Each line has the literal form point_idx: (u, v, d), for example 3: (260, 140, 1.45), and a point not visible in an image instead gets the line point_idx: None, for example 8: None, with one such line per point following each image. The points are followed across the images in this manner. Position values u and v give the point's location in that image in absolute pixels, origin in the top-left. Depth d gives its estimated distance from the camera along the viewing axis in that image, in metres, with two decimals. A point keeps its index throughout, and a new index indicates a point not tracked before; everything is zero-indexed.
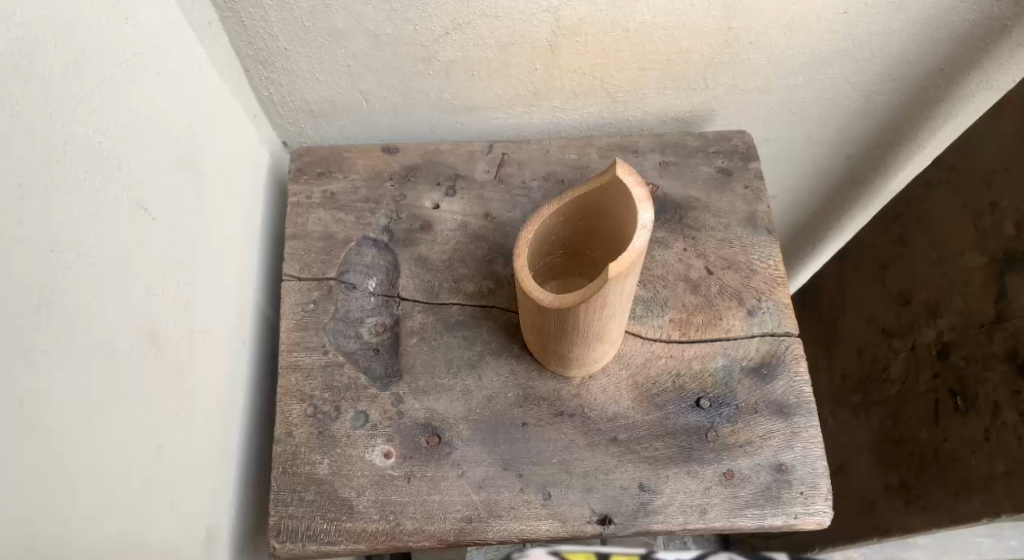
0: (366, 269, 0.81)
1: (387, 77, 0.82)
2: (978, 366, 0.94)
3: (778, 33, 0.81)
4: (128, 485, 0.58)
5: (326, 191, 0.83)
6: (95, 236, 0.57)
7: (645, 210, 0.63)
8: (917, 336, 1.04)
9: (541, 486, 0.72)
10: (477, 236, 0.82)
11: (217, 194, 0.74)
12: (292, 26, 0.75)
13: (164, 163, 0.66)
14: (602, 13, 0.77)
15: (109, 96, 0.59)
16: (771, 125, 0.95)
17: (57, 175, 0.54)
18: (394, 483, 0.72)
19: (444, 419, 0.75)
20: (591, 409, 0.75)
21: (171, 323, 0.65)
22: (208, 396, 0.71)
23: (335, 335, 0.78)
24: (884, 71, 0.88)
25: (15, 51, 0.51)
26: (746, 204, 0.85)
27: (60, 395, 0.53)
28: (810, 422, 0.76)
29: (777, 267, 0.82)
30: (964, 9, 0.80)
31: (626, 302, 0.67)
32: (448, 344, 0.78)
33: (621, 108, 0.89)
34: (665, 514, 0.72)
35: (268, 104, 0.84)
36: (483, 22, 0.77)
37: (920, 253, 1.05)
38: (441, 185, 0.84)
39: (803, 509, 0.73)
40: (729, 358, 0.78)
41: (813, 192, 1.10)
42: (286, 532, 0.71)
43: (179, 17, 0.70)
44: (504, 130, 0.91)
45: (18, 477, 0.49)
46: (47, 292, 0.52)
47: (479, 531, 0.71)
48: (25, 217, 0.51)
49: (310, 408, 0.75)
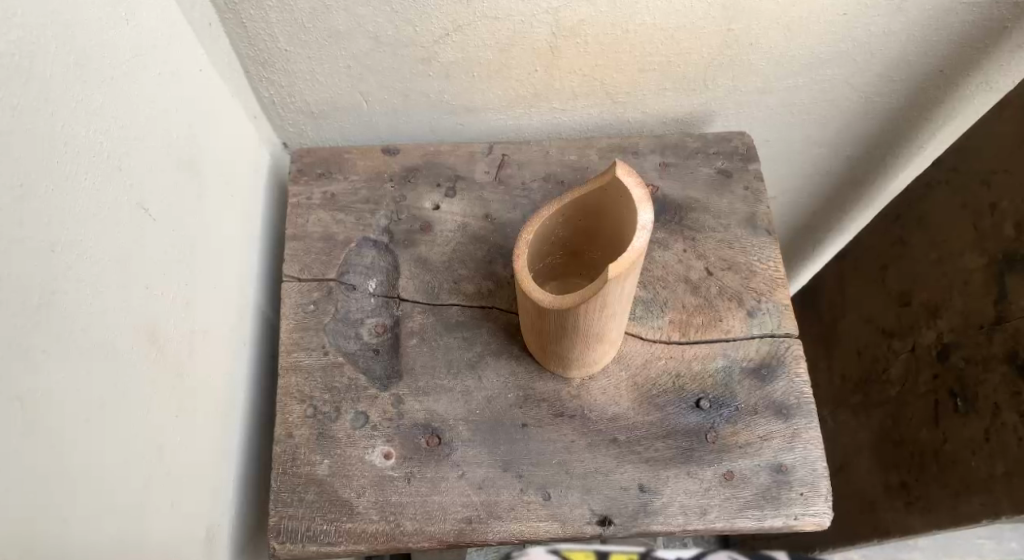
0: (366, 270, 0.81)
1: (387, 78, 0.82)
2: (978, 367, 0.94)
3: (778, 34, 0.81)
4: (129, 485, 0.58)
5: (326, 192, 0.84)
6: (95, 236, 0.57)
7: (644, 210, 0.63)
8: (917, 336, 1.04)
9: (541, 486, 0.73)
10: (477, 237, 0.82)
11: (217, 195, 0.75)
12: (293, 27, 0.76)
13: (164, 163, 0.66)
14: (603, 14, 0.77)
15: (110, 97, 0.60)
16: (771, 127, 0.95)
17: (57, 175, 0.54)
18: (394, 484, 0.72)
19: (444, 420, 0.75)
20: (591, 409, 0.75)
21: (172, 322, 0.65)
22: (207, 396, 0.71)
23: (335, 335, 0.78)
24: (883, 73, 0.88)
25: (15, 51, 0.51)
26: (746, 205, 0.85)
27: (61, 394, 0.53)
28: (810, 423, 0.76)
29: (777, 268, 0.82)
30: (963, 10, 0.80)
31: (626, 302, 0.67)
32: (448, 345, 0.78)
33: (621, 109, 0.89)
34: (666, 515, 0.72)
35: (268, 105, 0.84)
36: (482, 23, 0.77)
37: (920, 254, 1.05)
38: (441, 185, 0.84)
39: (803, 510, 0.73)
40: (729, 358, 0.78)
41: (814, 192, 1.10)
42: (287, 532, 0.71)
43: (180, 18, 0.70)
44: (505, 130, 0.91)
45: (19, 476, 0.49)
46: (47, 293, 0.52)
47: (479, 531, 0.71)
48: (25, 217, 0.51)
49: (310, 408, 0.75)
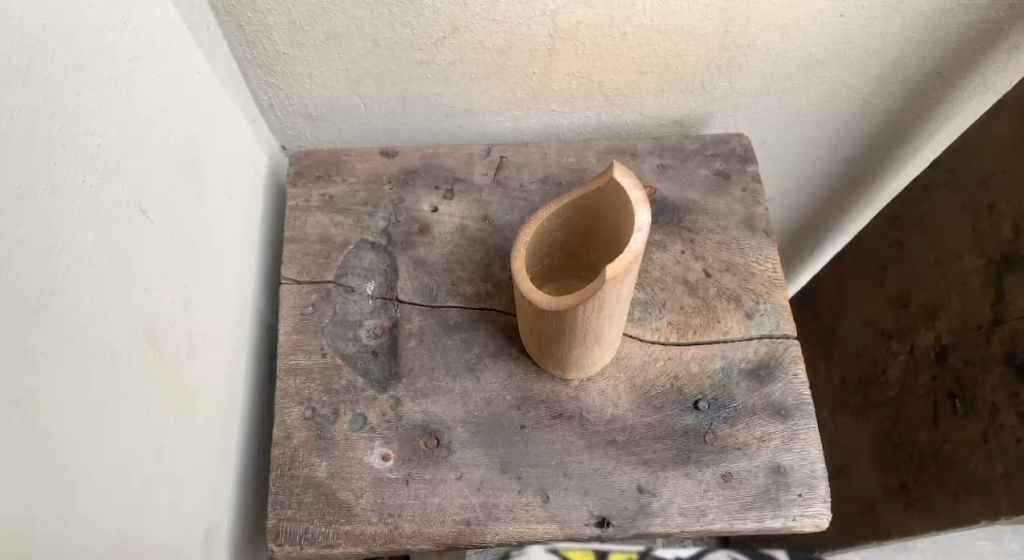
0: (365, 271, 0.81)
1: (385, 81, 0.83)
2: (976, 367, 0.94)
3: (775, 36, 0.81)
4: (127, 487, 0.58)
5: (325, 194, 0.84)
6: (93, 238, 0.57)
7: (642, 211, 0.63)
8: (916, 337, 1.04)
9: (539, 488, 0.73)
10: (475, 239, 0.82)
11: (216, 196, 0.75)
12: (292, 30, 0.76)
13: (163, 164, 0.66)
14: (601, 16, 0.77)
15: (109, 99, 0.60)
16: (769, 128, 0.95)
17: (56, 177, 0.54)
18: (393, 486, 0.72)
19: (443, 422, 0.75)
20: (590, 410, 0.75)
21: (170, 323, 0.65)
22: (207, 398, 0.71)
23: (334, 337, 0.78)
24: (881, 74, 0.88)
25: (15, 54, 0.51)
26: (744, 206, 0.85)
27: (60, 394, 0.53)
28: (808, 423, 0.76)
29: (775, 268, 0.82)
30: (960, 12, 0.80)
31: (624, 303, 0.68)
32: (447, 347, 0.78)
33: (619, 111, 0.89)
34: (664, 516, 0.72)
35: (267, 107, 0.85)
36: (481, 25, 0.77)
37: (919, 255, 1.05)
38: (440, 187, 0.85)
39: (802, 511, 0.73)
40: (727, 359, 0.78)
41: (813, 193, 1.10)
42: (285, 533, 0.71)
43: (178, 20, 0.70)
44: (503, 132, 0.91)
45: (18, 477, 0.49)
46: (46, 294, 0.52)
47: (477, 533, 0.71)
48: (24, 218, 0.51)
49: (309, 410, 0.75)
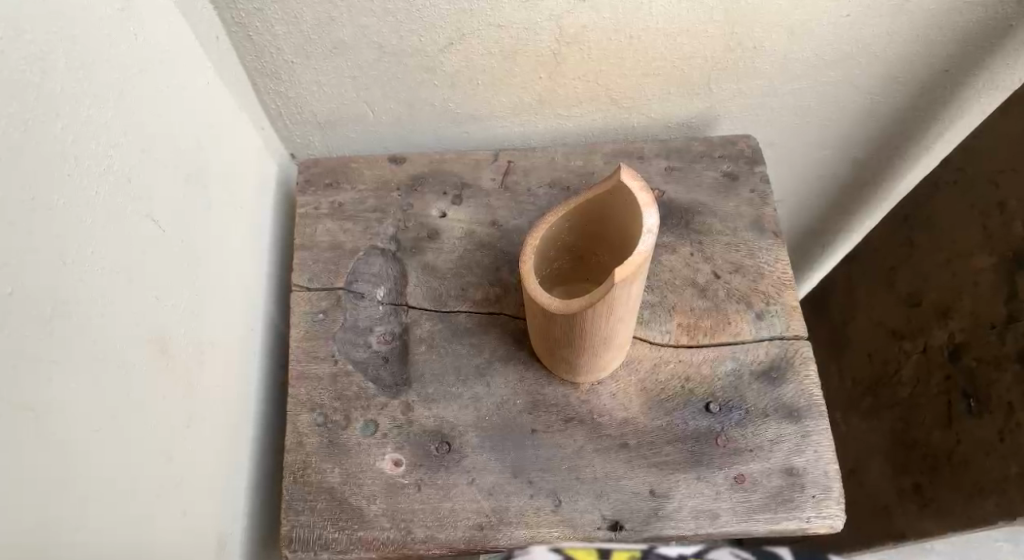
0: (374, 278, 0.81)
1: (392, 88, 0.83)
2: (989, 366, 0.93)
3: (780, 37, 0.81)
4: (138, 494, 0.58)
5: (334, 202, 0.84)
6: (104, 249, 0.57)
7: (650, 214, 0.63)
8: (928, 337, 1.05)
9: (551, 492, 0.72)
10: (483, 244, 0.83)
11: (224, 207, 0.75)
12: (299, 39, 0.76)
13: (171, 176, 0.66)
14: (605, 20, 0.78)
15: (116, 112, 0.60)
16: (776, 129, 0.94)
17: (66, 191, 0.54)
18: (405, 491, 0.72)
19: (454, 427, 0.75)
20: (600, 415, 0.75)
21: (181, 331, 0.66)
22: (218, 406, 0.71)
23: (343, 343, 0.78)
24: (886, 73, 0.87)
25: (28, 68, 0.52)
26: (753, 208, 0.85)
27: (68, 402, 0.53)
28: (820, 424, 0.75)
29: (785, 270, 0.81)
30: (968, 9, 0.80)
31: (632, 307, 0.68)
32: (456, 352, 0.78)
33: (625, 115, 0.89)
34: (678, 519, 0.72)
35: (274, 117, 0.85)
36: (486, 31, 0.77)
37: (932, 256, 1.06)
38: (447, 193, 0.85)
39: (815, 513, 0.72)
40: (738, 361, 0.77)
41: (819, 197, 1.08)
42: (299, 540, 0.71)
43: (186, 32, 0.71)
44: (509, 137, 0.91)
45: (24, 481, 0.49)
46: (59, 303, 0.53)
47: (490, 538, 0.71)
48: (34, 228, 0.51)
49: (319, 417, 0.75)
